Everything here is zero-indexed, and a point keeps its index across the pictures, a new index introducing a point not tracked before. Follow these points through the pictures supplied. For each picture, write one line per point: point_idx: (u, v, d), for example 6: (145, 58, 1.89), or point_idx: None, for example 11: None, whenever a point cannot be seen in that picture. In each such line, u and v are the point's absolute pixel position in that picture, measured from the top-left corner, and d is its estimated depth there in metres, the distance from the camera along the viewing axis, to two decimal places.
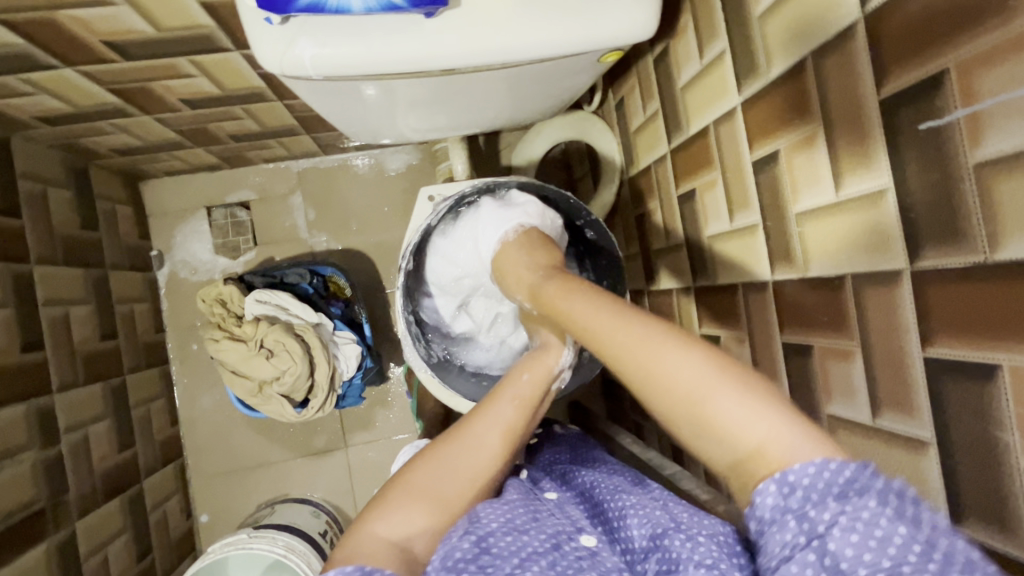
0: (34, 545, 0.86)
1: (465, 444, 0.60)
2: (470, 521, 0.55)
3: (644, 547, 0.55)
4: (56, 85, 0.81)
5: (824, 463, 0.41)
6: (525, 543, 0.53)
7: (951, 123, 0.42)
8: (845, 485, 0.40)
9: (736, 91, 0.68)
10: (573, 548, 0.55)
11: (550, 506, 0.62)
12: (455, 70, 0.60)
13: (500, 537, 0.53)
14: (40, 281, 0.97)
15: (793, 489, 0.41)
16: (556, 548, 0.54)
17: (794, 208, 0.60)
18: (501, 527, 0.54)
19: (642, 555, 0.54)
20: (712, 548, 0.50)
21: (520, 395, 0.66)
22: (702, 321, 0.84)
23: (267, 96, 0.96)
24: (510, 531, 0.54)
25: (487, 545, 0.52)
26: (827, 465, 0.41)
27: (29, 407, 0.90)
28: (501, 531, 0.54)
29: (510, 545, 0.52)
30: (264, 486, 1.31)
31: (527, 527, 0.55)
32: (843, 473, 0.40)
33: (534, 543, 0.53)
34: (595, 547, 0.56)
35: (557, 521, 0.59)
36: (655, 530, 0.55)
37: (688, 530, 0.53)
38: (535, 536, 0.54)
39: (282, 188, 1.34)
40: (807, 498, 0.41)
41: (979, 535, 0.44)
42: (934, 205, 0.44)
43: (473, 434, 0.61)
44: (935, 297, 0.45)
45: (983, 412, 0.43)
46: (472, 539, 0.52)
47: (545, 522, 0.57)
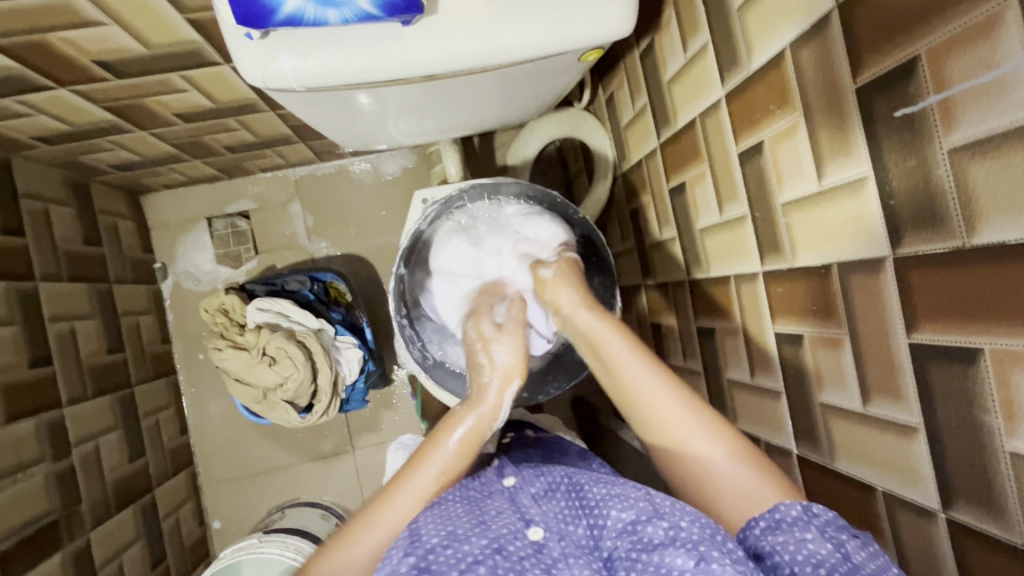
0: (49, 554, 0.88)
1: (423, 483, 0.61)
2: (410, 540, 0.51)
3: (616, 529, 0.50)
4: (53, 106, 0.83)
5: (808, 505, 0.48)
6: (466, 551, 0.48)
7: (925, 109, 0.42)
8: (824, 523, 0.47)
9: (720, 83, 0.68)
10: (519, 546, 0.49)
11: (502, 501, 0.57)
12: (436, 75, 0.60)
13: (439, 553, 0.48)
14: (46, 297, 0.99)
15: (778, 515, 0.48)
16: (498, 550, 0.48)
17: (780, 198, 0.60)
18: (442, 540, 0.50)
19: (614, 534, 0.50)
20: (693, 530, 0.47)
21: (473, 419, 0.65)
22: (698, 313, 0.84)
23: (260, 107, 0.97)
24: (450, 544, 0.49)
25: (426, 564, 0.48)
26: (809, 508, 0.48)
27: (40, 421, 0.92)
28: (441, 545, 0.49)
29: (450, 559, 0.48)
30: (274, 491, 1.33)
31: (469, 534, 0.50)
32: (822, 514, 0.48)
33: (475, 550, 0.48)
34: (542, 539, 0.51)
35: (505, 518, 0.53)
36: (636, 515, 0.50)
37: (671, 515, 0.48)
38: (476, 542, 0.49)
39: (280, 197, 1.35)
40: (789, 522, 0.47)
41: (969, 517, 0.45)
42: (913, 190, 0.44)
43: (431, 467, 0.61)
44: (917, 282, 0.45)
45: (968, 396, 0.43)
46: (410, 561, 0.48)
47: (490, 524, 0.52)
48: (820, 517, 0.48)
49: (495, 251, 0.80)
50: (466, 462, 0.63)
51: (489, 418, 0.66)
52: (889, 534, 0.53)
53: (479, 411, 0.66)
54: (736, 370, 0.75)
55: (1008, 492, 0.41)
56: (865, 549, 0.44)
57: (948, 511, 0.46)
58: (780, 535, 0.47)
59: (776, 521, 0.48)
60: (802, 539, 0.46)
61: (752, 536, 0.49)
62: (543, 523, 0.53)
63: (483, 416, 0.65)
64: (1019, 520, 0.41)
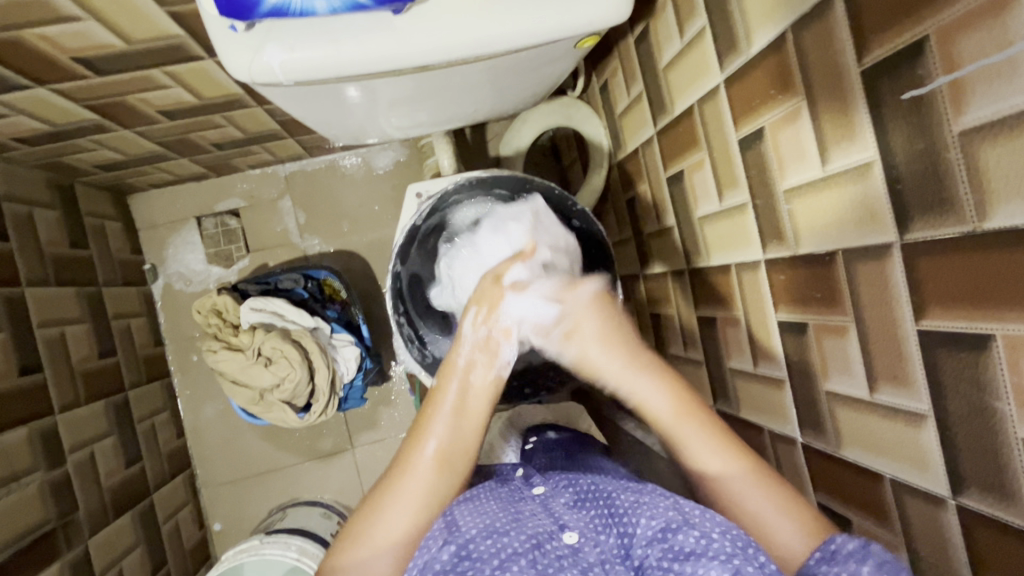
0: (47, 564, 0.87)
1: (425, 455, 0.60)
2: (449, 530, 0.52)
3: (649, 537, 0.49)
4: (32, 106, 0.80)
5: (866, 542, 0.46)
6: (506, 544, 0.49)
7: (933, 91, 0.41)
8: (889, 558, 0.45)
9: (718, 68, 0.66)
10: (557, 545, 0.49)
11: (535, 505, 0.58)
12: (429, 66, 0.58)
13: (479, 542, 0.49)
14: (34, 302, 0.97)
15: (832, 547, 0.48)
16: (537, 546, 0.49)
17: (782, 185, 0.59)
18: (481, 532, 0.51)
19: (643, 543, 0.49)
20: (726, 543, 0.46)
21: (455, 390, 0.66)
22: (698, 303, 0.83)
23: (246, 102, 0.95)
24: (489, 535, 0.50)
25: (466, 552, 0.49)
26: (865, 544, 0.46)
27: (32, 429, 0.90)
28: (480, 536, 0.50)
29: (489, 548, 0.48)
30: (274, 491, 1.32)
31: (507, 528, 0.51)
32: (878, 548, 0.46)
33: (515, 544, 0.49)
34: (578, 543, 0.50)
35: (539, 520, 0.54)
36: (665, 523, 0.49)
37: (702, 525, 0.48)
38: (515, 536, 0.50)
39: (270, 194, 1.33)
40: (844, 554, 0.46)
41: (979, 504, 0.44)
42: (921, 175, 0.43)
43: (427, 442, 0.61)
44: (926, 269, 0.44)
45: (978, 382, 0.42)
46: (451, 550, 0.49)
47: (526, 522, 0.53)
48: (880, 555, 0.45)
49: (496, 251, 0.78)
50: (457, 423, 0.63)
51: (472, 372, 0.67)
52: (898, 522, 0.53)
53: (460, 376, 0.67)
54: (738, 359, 0.75)
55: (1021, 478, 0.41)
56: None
57: (959, 498, 0.46)
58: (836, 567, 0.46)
59: (832, 552, 0.47)
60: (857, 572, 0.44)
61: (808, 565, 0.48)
62: (577, 528, 0.53)
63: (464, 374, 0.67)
64: None
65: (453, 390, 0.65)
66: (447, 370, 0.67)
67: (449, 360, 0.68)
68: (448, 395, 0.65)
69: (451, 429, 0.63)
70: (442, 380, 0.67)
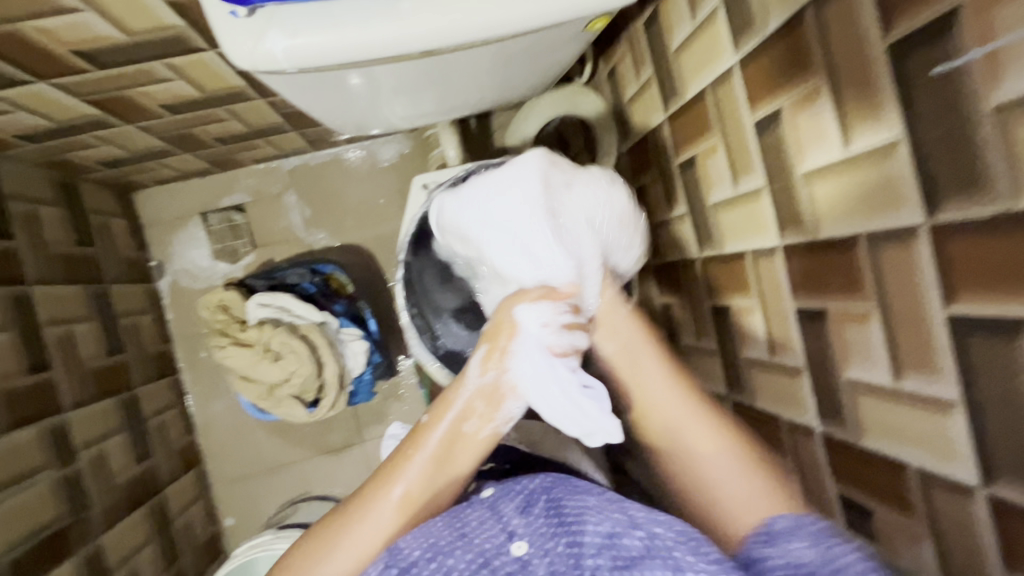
0: (61, 561, 0.87)
1: (399, 485, 0.63)
2: (392, 552, 0.57)
3: (597, 543, 0.54)
4: (33, 101, 0.79)
5: (797, 517, 0.57)
6: (451, 565, 0.54)
7: (967, 65, 0.39)
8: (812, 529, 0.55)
9: (732, 49, 0.64)
10: (503, 561, 0.55)
11: (480, 510, 0.62)
12: (436, 51, 0.57)
13: (422, 566, 0.54)
14: (41, 300, 0.96)
15: (769, 528, 0.57)
16: (483, 565, 0.54)
17: (800, 168, 0.58)
18: (424, 553, 0.55)
19: (593, 551, 0.54)
20: (676, 551, 0.51)
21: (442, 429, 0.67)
22: (711, 292, 0.82)
23: (249, 95, 0.93)
24: (433, 556, 0.55)
25: (413, 572, 0.54)
26: (800, 518, 0.56)
27: (43, 427, 0.90)
28: (424, 558, 0.55)
29: (433, 570, 0.54)
30: (285, 486, 1.32)
31: (452, 546, 0.56)
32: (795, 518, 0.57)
33: (459, 565, 0.54)
34: (526, 555, 0.55)
35: (488, 531, 0.58)
36: (611, 529, 0.55)
37: (645, 527, 0.54)
38: (460, 556, 0.55)
39: (275, 188, 1.32)
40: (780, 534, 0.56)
41: (1011, 493, 0.43)
42: (953, 153, 0.41)
43: (406, 475, 0.64)
44: (957, 251, 0.43)
45: (1012, 369, 0.41)
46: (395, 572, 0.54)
47: (473, 536, 0.57)
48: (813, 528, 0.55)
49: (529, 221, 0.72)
50: (434, 474, 0.65)
51: (466, 421, 0.67)
52: (925, 512, 0.51)
53: (450, 419, 0.67)
54: (754, 348, 0.73)
55: None
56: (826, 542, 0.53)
57: (990, 487, 0.45)
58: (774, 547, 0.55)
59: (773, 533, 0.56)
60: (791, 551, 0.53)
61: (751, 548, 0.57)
62: (526, 537, 0.57)
63: (460, 418, 0.67)
64: None
65: (443, 431, 0.66)
66: (445, 400, 0.68)
67: (448, 396, 0.69)
68: (436, 433, 0.66)
69: (425, 471, 0.64)
70: (433, 415, 0.68)
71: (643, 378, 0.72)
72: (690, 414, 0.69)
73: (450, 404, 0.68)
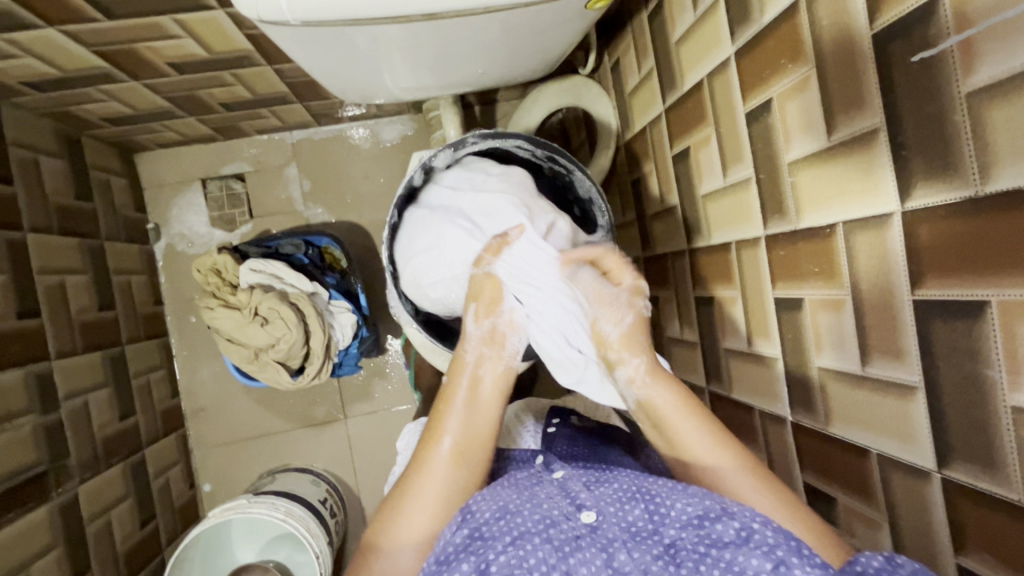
0: (36, 505, 0.87)
1: (442, 437, 0.60)
2: (464, 511, 0.55)
3: (678, 523, 0.48)
4: (42, 47, 0.80)
5: (891, 556, 0.41)
6: (518, 523, 0.51)
7: (944, 52, 0.41)
8: (913, 574, 0.39)
9: (730, 40, 0.66)
10: (573, 525, 0.50)
11: (551, 488, 0.57)
12: (437, 15, 0.59)
13: (491, 525, 0.52)
14: (35, 249, 0.97)
15: (858, 569, 0.41)
16: (551, 526, 0.50)
17: (786, 157, 0.59)
18: (494, 513, 0.53)
19: (677, 531, 0.47)
20: (766, 534, 0.44)
21: (460, 396, 0.63)
22: (696, 283, 0.83)
23: (256, 60, 0.94)
24: (503, 516, 0.52)
25: (479, 534, 0.52)
26: (892, 558, 0.41)
27: (28, 372, 0.91)
28: (493, 517, 0.52)
29: (502, 527, 0.51)
30: (265, 456, 1.33)
31: (521, 508, 0.53)
32: (908, 565, 0.40)
33: (527, 524, 0.50)
34: (596, 521, 0.50)
35: (556, 501, 0.54)
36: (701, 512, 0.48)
37: (739, 512, 0.47)
38: (528, 516, 0.51)
39: (277, 160, 1.33)
40: (869, 573, 0.40)
41: (964, 476, 0.44)
42: (926, 139, 0.43)
43: (445, 428, 0.61)
44: (925, 237, 0.44)
45: (971, 351, 0.42)
46: (465, 534, 0.52)
47: (542, 502, 0.53)
48: (909, 568, 0.40)
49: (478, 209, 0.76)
50: (471, 416, 0.62)
51: (480, 368, 0.65)
52: (884, 497, 0.53)
53: (457, 399, 0.62)
54: (734, 338, 0.74)
55: (1007, 448, 0.40)
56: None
57: (944, 470, 0.46)
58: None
59: (855, 571, 0.41)
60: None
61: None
62: (595, 506, 0.52)
63: (476, 364, 0.65)
64: (1019, 476, 0.40)
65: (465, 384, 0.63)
66: (456, 366, 0.65)
67: (457, 357, 0.65)
68: (460, 388, 0.63)
69: (464, 420, 0.61)
70: (453, 374, 0.65)
71: (679, 427, 0.58)
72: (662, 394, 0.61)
73: (462, 366, 0.64)
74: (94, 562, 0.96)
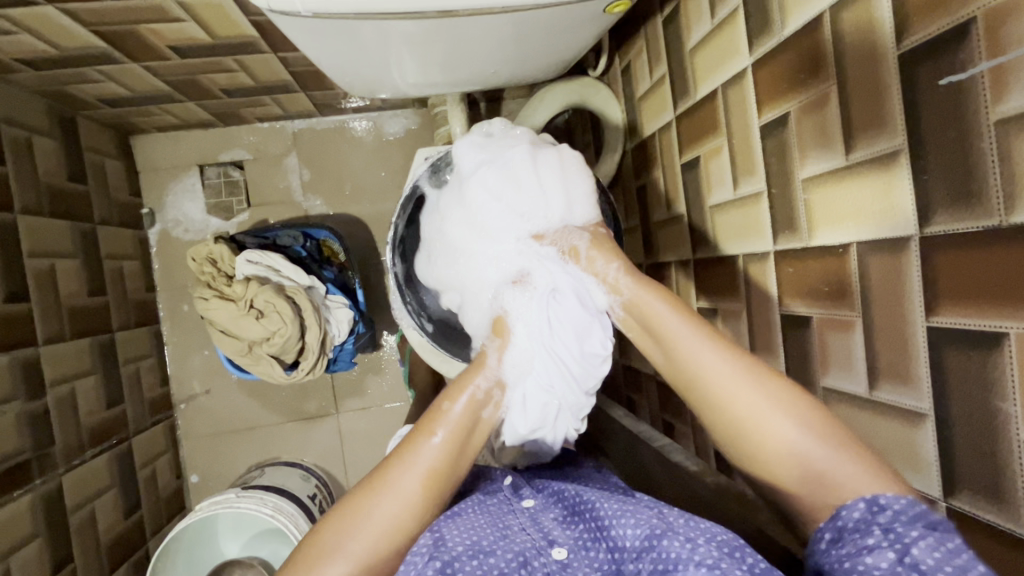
0: (18, 493, 0.85)
1: (416, 464, 0.57)
2: (435, 544, 0.53)
3: (634, 548, 0.52)
4: (38, 24, 0.78)
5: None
6: (492, 564, 0.52)
7: (973, 77, 0.40)
8: (891, 519, 0.44)
9: (747, 51, 0.65)
10: (544, 562, 0.54)
11: (522, 519, 0.60)
12: (453, 12, 0.58)
13: (464, 562, 0.51)
14: (25, 231, 0.94)
15: None
16: (524, 564, 0.53)
17: (801, 174, 0.58)
18: (467, 550, 0.53)
19: (633, 556, 0.52)
20: (712, 550, 0.48)
21: (450, 428, 0.58)
22: (699, 293, 0.82)
23: (260, 47, 0.92)
24: (476, 553, 0.52)
25: (452, 571, 0.50)
26: (874, 501, 0.46)
27: (14, 357, 0.88)
28: (466, 554, 0.52)
29: (476, 567, 0.51)
30: (254, 448, 1.31)
31: (494, 546, 0.54)
32: (890, 506, 0.45)
33: (501, 564, 0.52)
34: (566, 559, 0.55)
35: (528, 536, 0.57)
36: (650, 531, 0.52)
37: (685, 531, 0.51)
38: (502, 555, 0.53)
39: (277, 149, 1.30)
40: None
41: (971, 506, 0.44)
42: (950, 165, 0.42)
43: (422, 454, 0.57)
44: (943, 265, 0.43)
45: (985, 381, 0.41)
46: (436, 567, 0.50)
47: (514, 539, 0.56)
48: None
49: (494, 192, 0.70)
50: (457, 454, 0.58)
51: (483, 406, 0.61)
52: None
53: (449, 426, 0.58)
54: None
55: (1019, 483, 0.40)
56: (939, 549, 0.42)
57: (950, 500, 0.45)
58: (845, 547, 0.46)
59: None
60: (866, 548, 0.45)
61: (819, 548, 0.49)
62: (566, 544, 0.56)
63: (479, 402, 0.61)
64: None
65: (460, 411, 0.59)
66: (461, 381, 0.62)
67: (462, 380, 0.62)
68: (455, 414, 0.59)
69: (444, 457, 0.58)
70: (452, 399, 0.60)
71: (767, 418, 0.51)
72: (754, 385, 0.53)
73: (464, 388, 0.61)
74: (76, 553, 0.94)
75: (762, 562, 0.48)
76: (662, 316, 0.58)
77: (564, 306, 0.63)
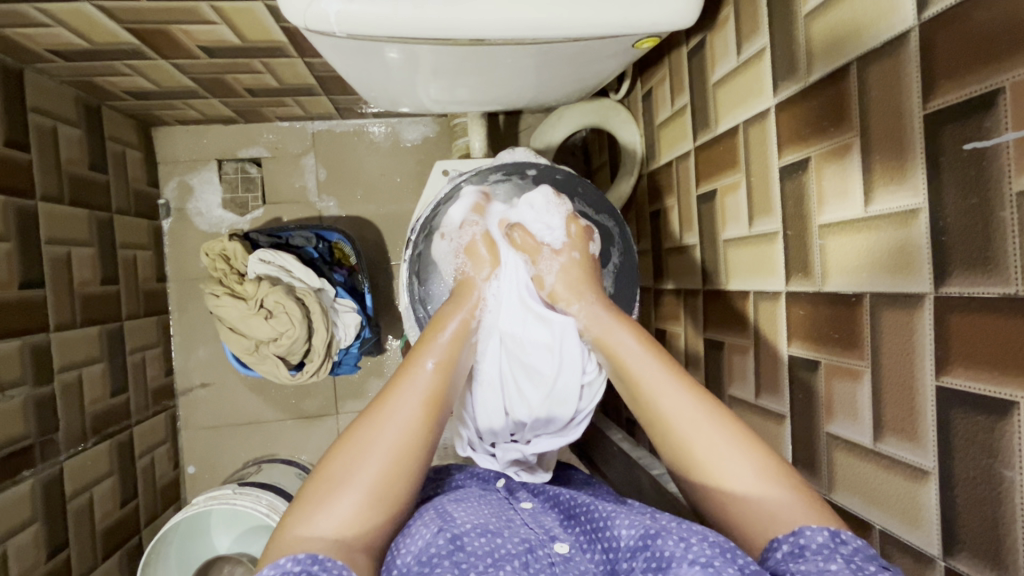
0: (20, 478, 0.86)
1: (413, 390, 0.59)
2: (444, 519, 0.55)
3: (630, 547, 0.52)
4: (73, 19, 0.79)
5: (836, 531, 0.45)
6: (499, 544, 0.53)
7: (998, 146, 0.40)
8: (852, 552, 0.43)
9: (771, 92, 0.65)
10: (548, 552, 0.54)
11: (524, 516, 0.61)
12: (484, 40, 0.60)
13: (473, 538, 0.53)
14: (45, 218, 0.96)
15: (803, 540, 0.46)
16: (529, 550, 0.53)
17: (818, 220, 0.58)
18: (475, 528, 0.54)
19: (627, 554, 0.52)
20: (706, 549, 0.47)
21: (439, 357, 0.63)
22: (708, 324, 0.82)
23: (288, 51, 0.93)
24: (484, 533, 0.54)
25: (461, 543, 0.52)
26: (837, 534, 0.45)
27: (25, 342, 0.89)
28: (475, 532, 0.54)
29: (484, 544, 0.52)
30: (252, 443, 1.32)
31: (500, 530, 0.55)
32: (851, 541, 0.44)
33: (508, 545, 0.53)
34: (568, 553, 0.55)
35: (531, 531, 0.58)
36: (645, 531, 0.52)
37: (679, 532, 0.51)
38: (508, 539, 0.54)
39: (296, 148, 1.31)
40: (814, 548, 0.44)
41: (970, 569, 0.44)
42: (968, 228, 0.42)
43: (418, 381, 0.60)
44: (957, 329, 0.43)
45: (991, 447, 0.42)
46: (447, 537, 0.52)
47: (517, 529, 0.57)
48: (850, 546, 0.44)
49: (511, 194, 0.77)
50: (444, 382, 0.61)
51: (470, 334, 0.67)
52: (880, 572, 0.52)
53: (437, 352, 0.63)
54: (741, 387, 0.74)
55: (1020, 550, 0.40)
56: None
57: (949, 560, 0.46)
58: (802, 560, 0.44)
59: (801, 546, 0.45)
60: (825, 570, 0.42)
61: (774, 558, 0.47)
62: (568, 541, 0.57)
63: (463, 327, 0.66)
64: None
65: (447, 339, 0.64)
66: (443, 313, 0.67)
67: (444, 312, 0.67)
68: (441, 342, 0.64)
69: (436, 382, 0.61)
70: (436, 328, 0.65)
71: (737, 474, 0.52)
72: (730, 441, 0.54)
73: (446, 319, 0.66)
74: (72, 540, 0.95)
75: (754, 564, 0.46)
76: (649, 383, 0.60)
77: (517, 319, 0.69)
